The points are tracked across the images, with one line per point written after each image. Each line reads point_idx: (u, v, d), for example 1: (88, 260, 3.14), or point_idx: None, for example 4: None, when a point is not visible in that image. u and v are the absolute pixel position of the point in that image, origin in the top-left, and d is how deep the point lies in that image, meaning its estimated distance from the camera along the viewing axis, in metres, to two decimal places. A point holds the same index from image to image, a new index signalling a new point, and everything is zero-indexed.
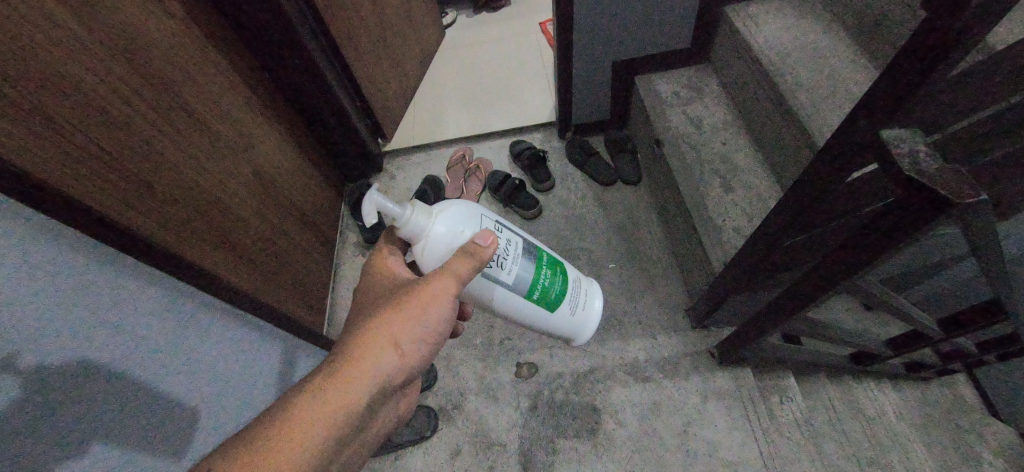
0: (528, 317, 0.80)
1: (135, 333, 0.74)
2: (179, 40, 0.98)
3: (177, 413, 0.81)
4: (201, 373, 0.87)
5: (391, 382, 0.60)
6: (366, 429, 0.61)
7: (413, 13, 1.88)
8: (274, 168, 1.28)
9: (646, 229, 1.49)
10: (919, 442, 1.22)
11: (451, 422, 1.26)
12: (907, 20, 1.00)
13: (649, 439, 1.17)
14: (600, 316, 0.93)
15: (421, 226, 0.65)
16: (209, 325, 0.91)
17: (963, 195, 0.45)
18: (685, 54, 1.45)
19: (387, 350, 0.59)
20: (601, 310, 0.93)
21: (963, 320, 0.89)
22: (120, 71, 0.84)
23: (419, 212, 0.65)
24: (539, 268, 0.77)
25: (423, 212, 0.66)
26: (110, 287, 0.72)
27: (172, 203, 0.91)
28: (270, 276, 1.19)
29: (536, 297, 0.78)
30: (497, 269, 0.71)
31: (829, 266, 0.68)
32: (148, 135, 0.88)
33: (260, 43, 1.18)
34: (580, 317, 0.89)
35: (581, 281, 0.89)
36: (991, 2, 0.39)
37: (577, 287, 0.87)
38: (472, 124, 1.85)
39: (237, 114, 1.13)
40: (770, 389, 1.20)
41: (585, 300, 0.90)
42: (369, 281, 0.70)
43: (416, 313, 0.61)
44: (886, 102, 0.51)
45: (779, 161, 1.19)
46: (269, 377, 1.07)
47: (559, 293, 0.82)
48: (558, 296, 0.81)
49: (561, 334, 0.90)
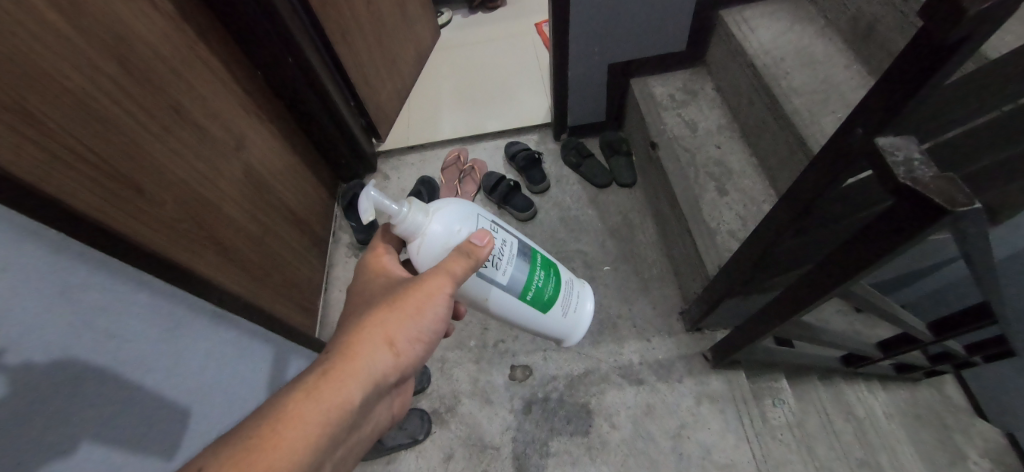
0: (521, 317, 0.79)
1: (123, 337, 0.73)
2: (168, 36, 0.95)
3: (166, 418, 0.79)
4: (190, 378, 0.85)
5: (384, 380, 0.59)
6: (360, 429, 0.60)
7: (408, 12, 1.86)
8: (266, 167, 1.26)
9: (641, 232, 1.49)
10: (909, 444, 1.23)
11: (445, 425, 1.25)
12: (900, 27, 1.01)
13: (643, 442, 1.17)
14: (591, 317, 0.93)
15: (417, 224, 0.64)
16: (198, 326, 0.89)
17: (958, 203, 0.44)
18: (681, 57, 1.46)
19: (381, 350, 0.58)
20: (591, 311, 0.93)
21: (952, 323, 0.91)
22: (106, 68, 0.81)
23: (416, 209, 0.64)
24: (534, 268, 0.76)
25: (419, 210, 0.64)
26: (96, 291, 0.70)
27: (160, 202, 0.89)
28: (261, 277, 1.17)
29: (530, 297, 0.77)
30: (493, 269, 0.70)
31: (824, 271, 0.68)
32: (136, 133, 0.86)
33: (252, 41, 1.16)
34: (572, 318, 0.89)
35: (573, 283, 0.89)
36: (990, 15, 0.39)
37: (570, 288, 0.87)
38: (466, 125, 1.85)
39: (227, 113, 1.11)
40: (763, 392, 1.20)
41: (577, 301, 0.89)
42: (362, 279, 0.69)
43: (411, 311, 0.60)
44: (882, 110, 0.51)
45: (773, 165, 1.20)
46: (260, 380, 1.05)
47: (552, 294, 0.81)
48: (551, 296, 0.81)
49: (554, 334, 0.89)
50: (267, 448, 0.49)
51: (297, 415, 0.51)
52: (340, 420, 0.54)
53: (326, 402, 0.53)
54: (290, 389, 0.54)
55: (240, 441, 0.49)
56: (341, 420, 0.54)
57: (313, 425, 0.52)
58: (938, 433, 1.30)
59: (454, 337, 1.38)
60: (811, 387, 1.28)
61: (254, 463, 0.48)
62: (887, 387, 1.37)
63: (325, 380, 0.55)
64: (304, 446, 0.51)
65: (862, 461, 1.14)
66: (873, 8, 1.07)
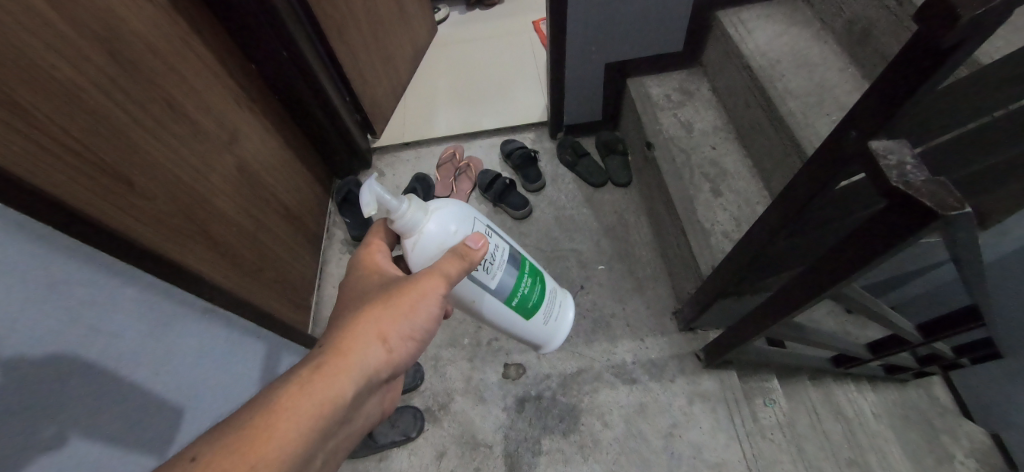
0: (504, 322, 0.79)
1: (112, 332, 0.72)
2: (160, 28, 0.94)
3: (155, 414, 0.78)
4: (180, 374, 0.84)
5: (377, 376, 0.59)
6: (350, 424, 0.60)
7: (405, 8, 1.85)
8: (259, 162, 1.25)
9: (635, 231, 1.50)
10: (897, 444, 1.25)
11: (437, 423, 1.25)
12: (894, 31, 1.02)
13: (634, 441, 1.17)
14: (570, 327, 0.94)
15: (416, 221, 0.64)
16: (190, 323, 0.88)
17: (949, 207, 0.45)
18: (677, 58, 1.46)
19: (375, 345, 0.58)
20: (571, 322, 0.94)
21: (940, 325, 0.92)
22: (96, 59, 0.80)
23: (416, 207, 0.64)
24: (521, 275, 0.76)
25: (419, 208, 0.64)
26: (84, 286, 0.69)
27: (151, 197, 0.88)
28: (253, 274, 1.16)
29: (515, 303, 0.77)
30: (484, 273, 0.69)
31: (816, 273, 0.68)
32: (126, 125, 0.85)
33: (245, 34, 1.15)
34: (552, 326, 0.89)
35: (556, 292, 0.90)
36: (983, 22, 0.39)
37: (553, 298, 0.88)
38: (462, 122, 1.84)
39: (220, 107, 1.10)
40: (754, 391, 1.21)
41: (558, 310, 0.90)
42: (356, 275, 0.68)
43: (405, 309, 0.60)
44: (877, 114, 0.51)
45: (767, 167, 1.20)
46: (251, 377, 1.04)
47: (536, 302, 0.82)
48: (535, 304, 0.82)
49: (533, 341, 0.90)
50: (259, 439, 0.49)
51: (289, 407, 0.51)
52: (333, 413, 0.54)
53: (319, 395, 0.53)
54: (282, 382, 0.53)
55: (233, 431, 0.49)
56: (333, 413, 0.54)
57: (305, 418, 0.51)
58: (924, 434, 1.32)
59: (448, 335, 1.38)
60: (802, 388, 1.29)
61: (245, 453, 0.47)
62: (876, 387, 1.38)
63: (318, 372, 0.54)
64: (296, 438, 0.50)
65: (851, 461, 1.15)
66: (869, 12, 1.07)
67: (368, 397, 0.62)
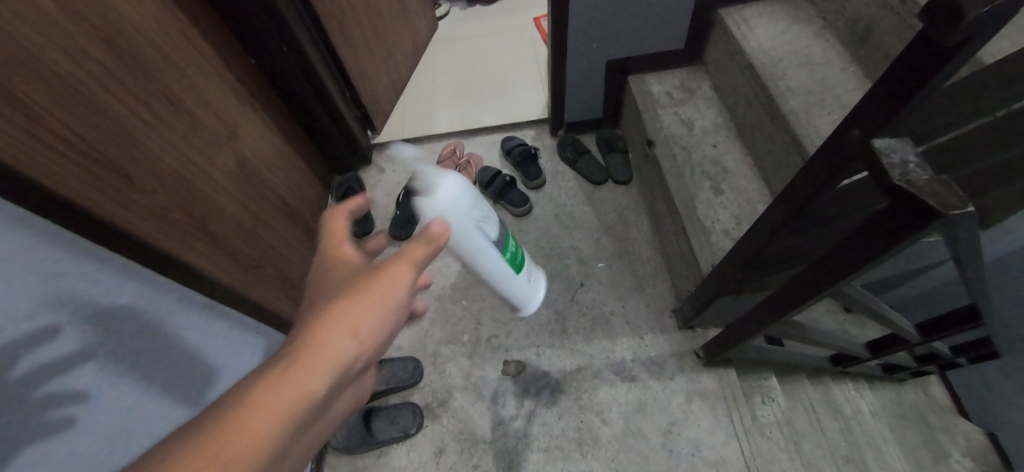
0: (496, 277, 0.87)
1: (106, 324, 0.72)
2: (160, 22, 0.94)
3: (142, 407, 0.79)
4: (166, 366, 0.85)
5: (349, 373, 0.54)
6: (314, 428, 0.55)
7: (406, 3, 1.84)
8: (258, 157, 1.24)
9: (636, 229, 1.50)
10: (894, 442, 1.25)
11: (436, 419, 1.25)
12: (897, 30, 1.02)
13: (633, 439, 1.18)
14: (543, 290, 1.06)
15: (431, 183, 0.66)
16: (178, 316, 0.89)
17: (950, 206, 0.44)
18: (679, 56, 1.46)
19: (347, 339, 0.53)
20: (543, 285, 1.07)
21: (938, 324, 0.92)
22: (95, 52, 0.80)
23: (430, 169, 0.66)
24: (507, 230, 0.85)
25: (434, 169, 0.66)
26: (84, 279, 0.69)
27: (152, 191, 0.88)
28: (254, 269, 1.16)
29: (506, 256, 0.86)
30: (487, 224, 0.76)
31: (818, 271, 0.68)
32: (125, 119, 0.84)
33: (245, 28, 1.14)
34: (530, 287, 1.00)
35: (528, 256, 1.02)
36: (989, 20, 0.39)
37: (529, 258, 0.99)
38: (463, 118, 1.83)
39: (219, 102, 1.10)
40: (753, 389, 1.22)
41: (533, 273, 1.02)
42: (316, 269, 0.63)
43: (378, 299, 0.56)
44: (880, 112, 0.51)
45: (768, 165, 1.20)
46: (232, 369, 1.05)
47: (519, 258, 0.91)
48: (518, 260, 0.91)
49: (516, 304, 1.00)
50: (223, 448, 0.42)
51: (255, 410, 0.45)
52: (307, 411, 0.48)
53: (291, 392, 0.47)
54: (243, 384, 0.47)
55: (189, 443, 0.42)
56: (305, 414, 0.48)
57: (275, 418, 0.46)
58: (922, 433, 1.32)
59: (448, 332, 1.38)
60: (801, 386, 1.29)
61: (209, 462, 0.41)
62: (874, 386, 1.39)
63: (290, 367, 0.49)
64: (266, 442, 0.45)
65: (848, 458, 1.15)
66: (872, 10, 1.07)
67: (341, 393, 0.57)
